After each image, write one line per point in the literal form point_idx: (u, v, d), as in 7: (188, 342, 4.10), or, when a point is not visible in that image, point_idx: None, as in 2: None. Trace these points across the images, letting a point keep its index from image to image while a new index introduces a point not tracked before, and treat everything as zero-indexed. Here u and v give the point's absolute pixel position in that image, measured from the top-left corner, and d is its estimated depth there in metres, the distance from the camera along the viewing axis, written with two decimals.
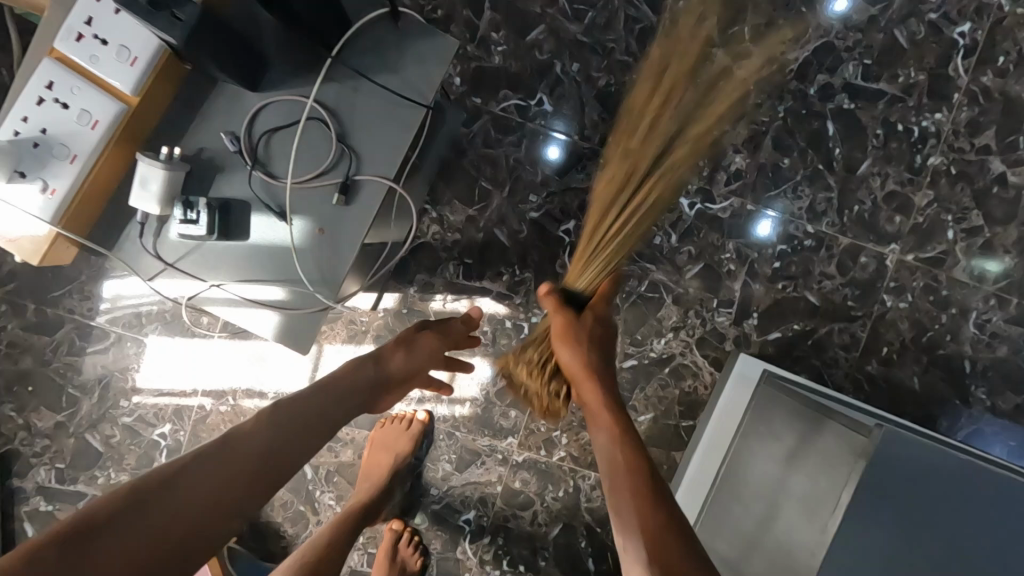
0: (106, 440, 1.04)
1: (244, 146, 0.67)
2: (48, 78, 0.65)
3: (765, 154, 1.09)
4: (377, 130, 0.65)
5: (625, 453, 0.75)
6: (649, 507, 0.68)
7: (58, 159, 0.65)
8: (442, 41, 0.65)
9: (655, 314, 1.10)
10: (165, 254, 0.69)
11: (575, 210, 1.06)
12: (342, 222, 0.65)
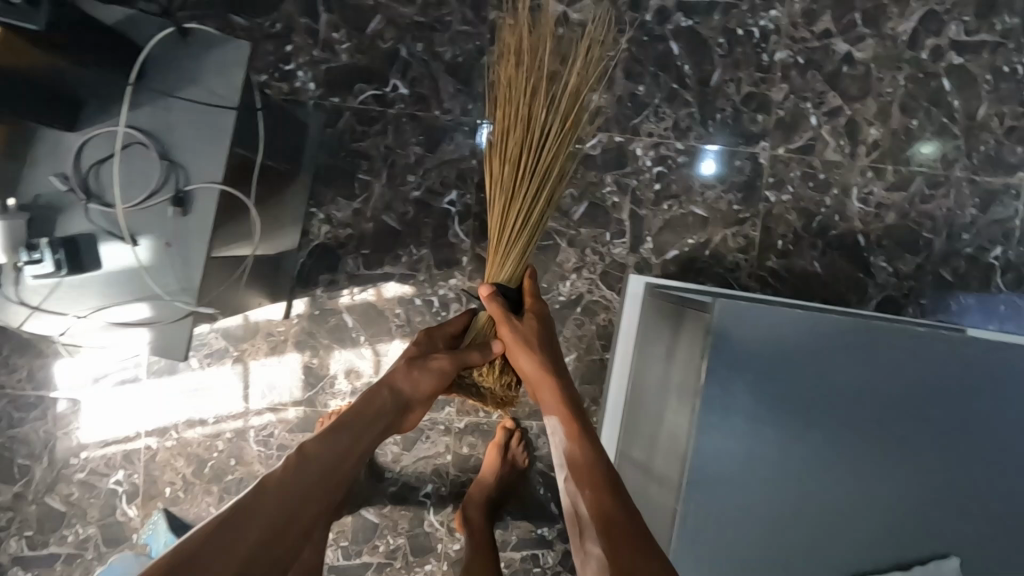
0: (66, 499, 1.09)
1: (73, 182, 0.77)
2: None
3: (620, 87, 1.12)
4: (195, 140, 0.76)
5: (593, 460, 0.74)
6: (610, 514, 0.69)
7: None
8: (232, 49, 0.78)
9: (555, 260, 1.14)
10: (29, 299, 0.80)
11: (453, 181, 1.11)
12: (184, 233, 0.75)
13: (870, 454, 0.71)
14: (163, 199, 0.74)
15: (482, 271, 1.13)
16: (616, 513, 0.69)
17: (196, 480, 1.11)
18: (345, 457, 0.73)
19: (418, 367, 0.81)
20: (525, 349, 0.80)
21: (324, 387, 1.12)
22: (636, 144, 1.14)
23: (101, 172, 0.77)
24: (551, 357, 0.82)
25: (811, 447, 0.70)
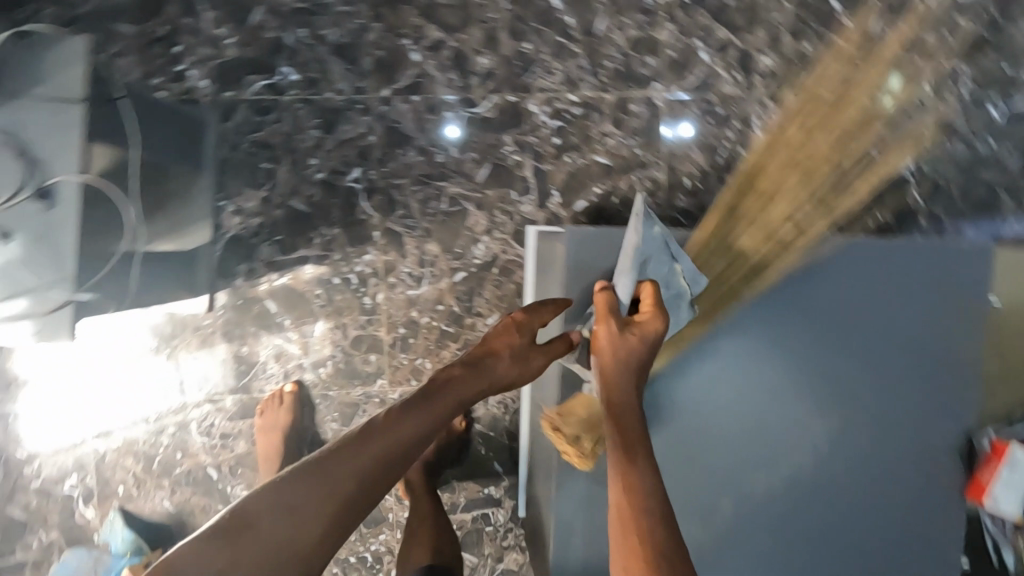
0: (27, 508, 1.14)
1: None
2: None
3: (507, 47, 1.14)
4: (43, 135, 0.72)
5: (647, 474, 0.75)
6: (665, 543, 0.71)
7: None
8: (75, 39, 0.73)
9: (465, 224, 1.16)
10: None
11: (355, 159, 1.14)
12: (56, 223, 0.73)
13: (784, 386, 0.90)
14: (17, 195, 0.71)
15: (395, 243, 1.16)
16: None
17: (147, 476, 1.16)
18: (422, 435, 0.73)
19: (518, 359, 0.83)
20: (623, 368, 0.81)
21: (257, 373, 1.16)
22: (531, 101, 1.16)
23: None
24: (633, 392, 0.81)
25: (793, 402, 0.90)
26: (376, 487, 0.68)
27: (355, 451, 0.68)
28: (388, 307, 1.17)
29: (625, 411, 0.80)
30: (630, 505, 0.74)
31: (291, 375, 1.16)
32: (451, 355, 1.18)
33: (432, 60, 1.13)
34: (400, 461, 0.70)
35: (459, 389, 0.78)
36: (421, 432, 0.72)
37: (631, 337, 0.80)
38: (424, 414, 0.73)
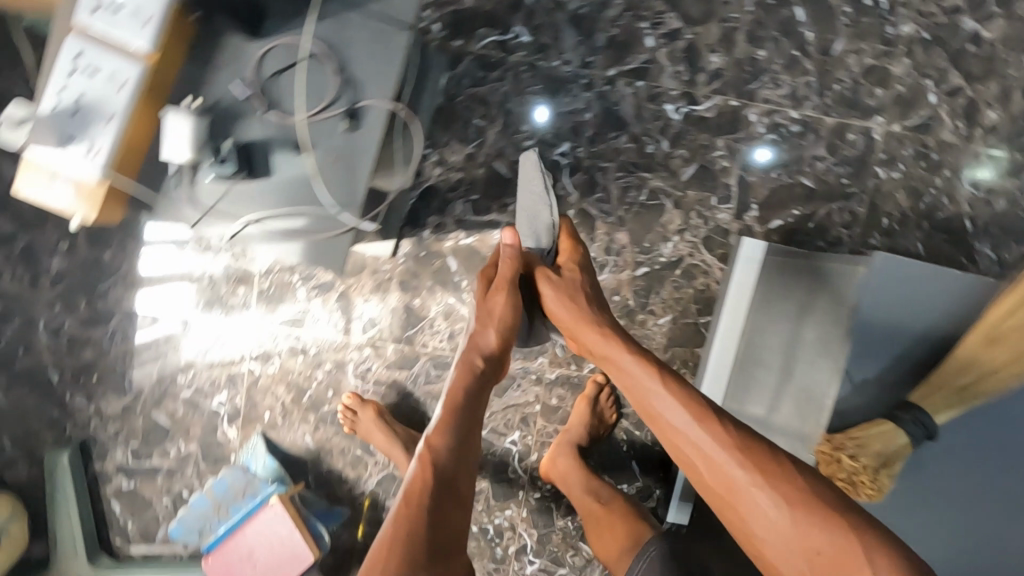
0: (172, 415, 1.13)
1: (253, 91, 0.73)
2: (79, 51, 0.70)
3: (741, 49, 1.11)
4: (370, 57, 0.72)
5: (729, 443, 0.69)
6: (725, 474, 0.68)
7: (98, 122, 0.71)
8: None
9: (659, 221, 1.14)
10: (203, 199, 0.75)
11: (567, 133, 1.11)
12: (356, 146, 0.72)
13: None
14: (334, 112, 0.71)
15: (587, 225, 1.14)
16: (753, 510, 0.65)
17: (295, 407, 1.15)
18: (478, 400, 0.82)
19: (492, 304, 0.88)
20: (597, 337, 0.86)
21: (423, 327, 1.14)
22: (752, 110, 1.13)
23: (276, 78, 0.73)
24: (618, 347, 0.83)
25: None
26: (452, 514, 0.70)
27: (418, 494, 0.70)
28: None
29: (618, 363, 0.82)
30: (684, 452, 0.72)
31: (455, 336, 1.15)
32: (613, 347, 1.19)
33: (666, 48, 1.10)
34: (464, 486, 0.73)
35: (470, 387, 0.81)
36: (461, 448, 0.75)
37: (489, 328, 0.87)
38: (454, 432, 0.75)
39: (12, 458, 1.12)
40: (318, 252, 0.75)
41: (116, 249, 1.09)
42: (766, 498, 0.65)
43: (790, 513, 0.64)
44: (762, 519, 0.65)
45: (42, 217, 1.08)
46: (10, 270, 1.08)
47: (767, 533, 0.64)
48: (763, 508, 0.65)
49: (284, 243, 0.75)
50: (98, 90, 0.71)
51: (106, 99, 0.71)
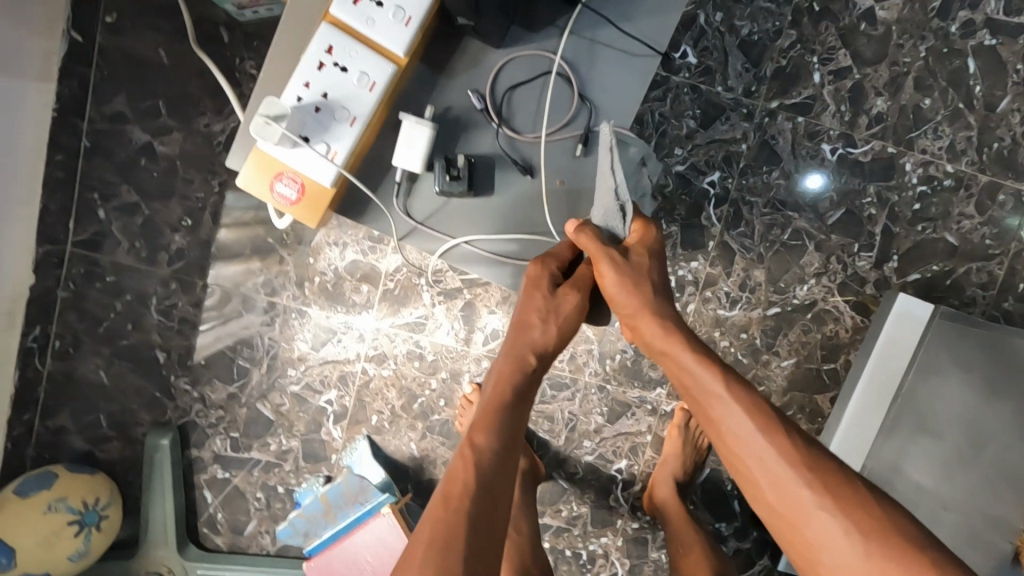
0: (278, 408, 1.09)
1: (488, 104, 0.86)
2: (330, 43, 0.72)
3: (907, 96, 1.07)
4: (617, 79, 0.87)
5: (801, 455, 0.67)
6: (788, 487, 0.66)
7: (340, 122, 0.73)
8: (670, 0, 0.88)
9: (799, 262, 1.11)
10: (415, 213, 0.88)
11: (719, 162, 1.07)
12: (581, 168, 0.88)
13: None
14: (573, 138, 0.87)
15: (724, 258, 1.10)
16: (819, 534, 0.63)
17: (403, 413, 1.11)
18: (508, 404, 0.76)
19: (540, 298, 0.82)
20: (655, 331, 0.79)
21: None
22: (908, 159, 1.09)
23: (512, 93, 0.87)
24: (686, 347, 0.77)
25: None
26: (495, 520, 0.64)
27: (458, 491, 0.65)
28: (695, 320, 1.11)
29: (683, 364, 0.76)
30: (749, 465, 0.69)
31: (576, 357, 1.11)
32: None
33: (831, 86, 1.06)
34: (503, 499, 0.67)
35: (508, 383, 0.77)
36: (505, 456, 0.70)
37: (547, 326, 0.81)
38: (497, 436, 0.71)
39: (106, 438, 1.07)
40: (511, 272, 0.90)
41: (241, 232, 1.04)
42: (821, 510, 0.63)
43: (858, 540, 0.61)
44: (821, 523, 0.63)
45: (167, 190, 1.01)
46: (127, 243, 1.02)
47: (834, 555, 0.62)
48: (827, 527, 0.63)
49: (489, 265, 0.90)
50: (342, 85, 0.72)
51: (348, 98, 0.73)
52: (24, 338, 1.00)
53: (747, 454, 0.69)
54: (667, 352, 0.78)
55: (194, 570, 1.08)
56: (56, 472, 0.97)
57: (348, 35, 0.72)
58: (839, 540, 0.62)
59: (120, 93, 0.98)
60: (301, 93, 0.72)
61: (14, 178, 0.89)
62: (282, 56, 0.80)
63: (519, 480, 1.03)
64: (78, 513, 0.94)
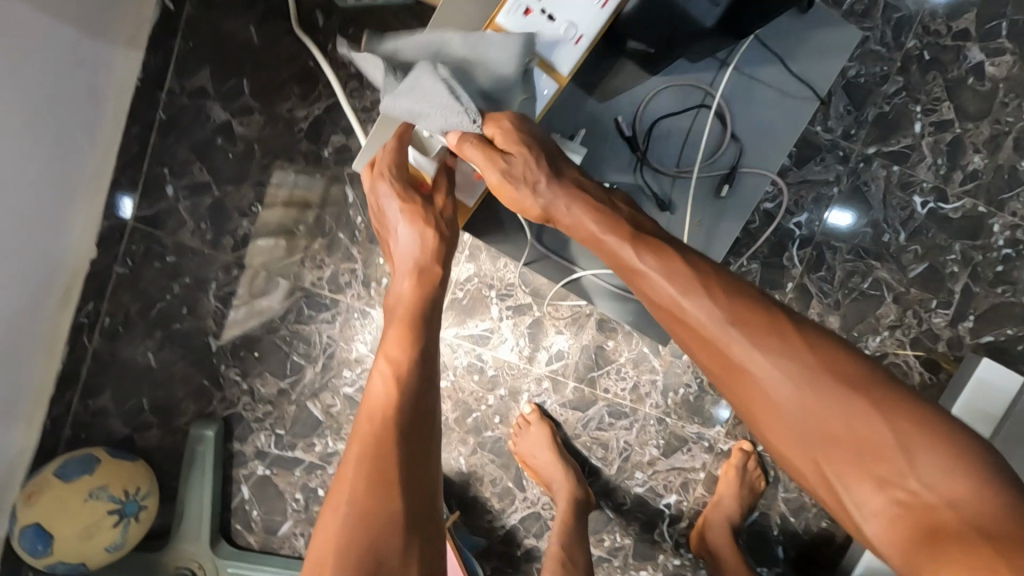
0: (327, 409, 1.04)
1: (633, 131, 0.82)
2: None
3: (1005, 155, 1.04)
4: (773, 121, 0.83)
5: (752, 327, 0.57)
6: (863, 426, 0.52)
7: None
8: (843, 36, 0.81)
9: (875, 312, 1.07)
10: (546, 245, 0.99)
11: (808, 202, 1.05)
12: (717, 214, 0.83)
13: None
14: (717, 174, 0.82)
15: (801, 301, 1.07)
16: (782, 400, 0.55)
17: (456, 426, 1.08)
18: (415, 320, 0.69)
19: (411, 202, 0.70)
20: (658, 257, 0.62)
21: (608, 371, 1.07)
22: (997, 220, 1.05)
23: (661, 124, 0.82)
24: (704, 277, 0.60)
25: None
26: (423, 446, 0.62)
27: (380, 414, 0.62)
28: None
29: (706, 295, 0.59)
30: (754, 386, 0.56)
31: (639, 386, 1.08)
32: None
33: (931, 138, 1.04)
34: (429, 431, 0.63)
35: (427, 315, 0.70)
36: (419, 367, 0.67)
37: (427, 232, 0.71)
38: (417, 344, 0.67)
39: (146, 424, 1.02)
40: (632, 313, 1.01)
41: (312, 224, 0.99)
42: (786, 365, 0.55)
43: (820, 393, 0.53)
44: (793, 399, 0.54)
45: (241, 174, 0.98)
46: (192, 223, 0.98)
47: (797, 413, 0.54)
48: (787, 383, 0.54)
49: (612, 304, 1.02)
50: (501, 88, 0.65)
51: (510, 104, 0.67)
52: (77, 312, 0.97)
53: (717, 345, 0.58)
54: (672, 282, 0.61)
55: (223, 569, 1.03)
56: (98, 457, 0.92)
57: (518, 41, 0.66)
58: (803, 398, 0.54)
59: (206, 69, 0.95)
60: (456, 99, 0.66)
61: (91, 146, 0.90)
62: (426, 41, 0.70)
63: (569, 513, 0.99)
64: (118, 502, 0.90)
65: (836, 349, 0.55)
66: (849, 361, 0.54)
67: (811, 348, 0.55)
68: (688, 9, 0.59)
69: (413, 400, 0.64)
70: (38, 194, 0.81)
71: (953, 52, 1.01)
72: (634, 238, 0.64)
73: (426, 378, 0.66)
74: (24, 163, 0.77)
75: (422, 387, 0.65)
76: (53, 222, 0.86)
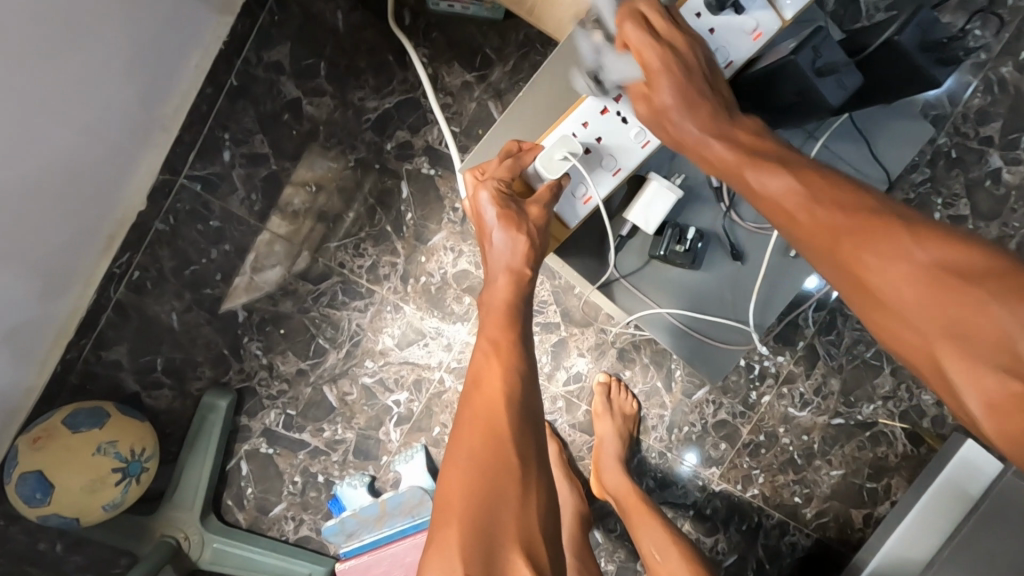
0: (343, 397, 1.04)
1: None
2: (618, 90, 0.71)
3: None
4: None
5: (783, 185, 0.56)
6: (915, 277, 0.45)
7: (605, 170, 0.73)
8: (921, 126, 0.79)
9: (873, 380, 1.12)
10: (620, 267, 0.88)
11: None
12: None
13: None
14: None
15: (809, 360, 1.13)
16: (852, 251, 0.49)
17: None
18: (510, 305, 0.73)
19: (503, 209, 0.70)
20: (775, 169, 0.58)
21: None
22: None
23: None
24: (822, 187, 0.54)
25: None
26: (534, 416, 0.67)
27: (495, 386, 0.66)
28: (766, 411, 1.13)
29: (817, 203, 0.54)
30: (809, 238, 0.53)
31: (647, 418, 1.12)
32: (784, 482, 1.15)
33: None
34: (533, 397, 0.68)
35: (520, 300, 0.74)
36: (520, 344, 0.71)
37: (517, 234, 0.70)
38: (517, 325, 0.72)
39: (157, 385, 1.01)
40: (689, 348, 0.90)
41: (361, 211, 1.00)
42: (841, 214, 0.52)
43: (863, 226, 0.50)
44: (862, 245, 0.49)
45: (302, 153, 0.99)
46: (243, 193, 0.98)
47: (875, 255, 0.48)
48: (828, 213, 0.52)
49: (672, 336, 0.89)
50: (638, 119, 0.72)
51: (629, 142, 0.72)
52: (111, 261, 0.96)
53: (771, 189, 0.57)
54: (794, 193, 0.55)
55: (210, 543, 1.01)
56: (109, 411, 0.90)
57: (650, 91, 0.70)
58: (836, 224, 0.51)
59: (289, 46, 0.97)
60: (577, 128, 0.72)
61: (166, 102, 0.91)
62: (559, 65, 0.74)
63: (573, 530, 1.02)
64: (124, 461, 0.88)
65: (956, 234, 0.46)
66: (933, 242, 0.46)
67: (914, 235, 0.47)
68: (817, 88, 0.62)
69: (520, 375, 0.68)
70: (110, 138, 0.83)
71: (976, 154, 1.10)
72: (688, 114, 0.65)
73: (526, 354, 0.71)
74: (100, 107, 0.78)
75: (521, 362, 0.70)
76: (117, 169, 0.87)
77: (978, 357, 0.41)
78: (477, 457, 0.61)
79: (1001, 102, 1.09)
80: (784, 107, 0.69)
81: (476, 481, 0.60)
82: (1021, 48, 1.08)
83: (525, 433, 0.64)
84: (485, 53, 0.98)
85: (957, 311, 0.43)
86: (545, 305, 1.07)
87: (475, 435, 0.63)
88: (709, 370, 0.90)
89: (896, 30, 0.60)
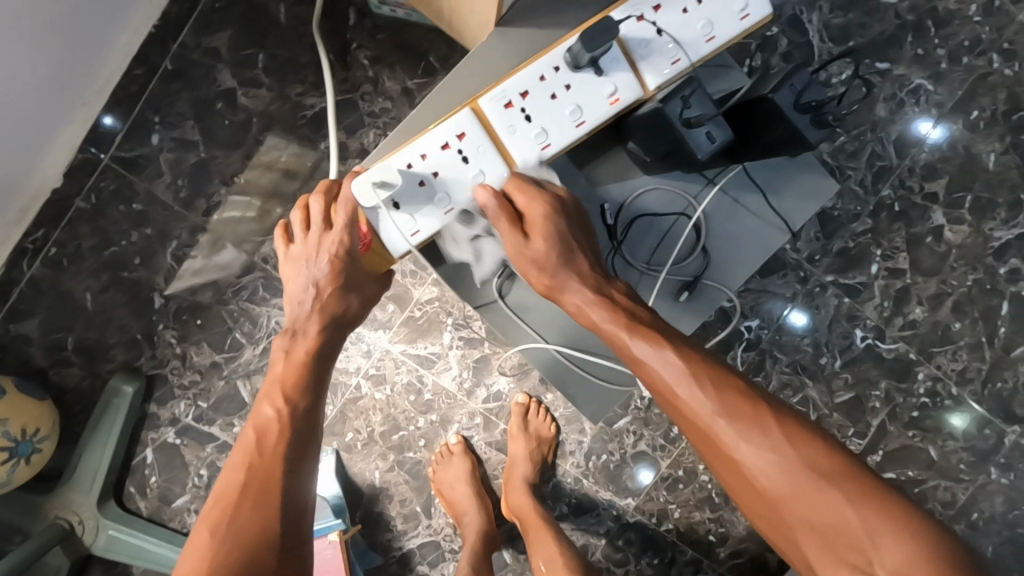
0: (256, 393, 1.02)
1: (614, 222, 0.77)
2: (462, 130, 0.66)
3: (943, 313, 1.11)
4: (742, 245, 0.79)
5: (666, 374, 0.62)
6: (753, 455, 0.57)
7: (437, 206, 0.66)
8: (826, 182, 0.78)
9: None
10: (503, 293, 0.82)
11: (761, 312, 1.12)
12: (672, 314, 0.80)
13: None
14: (678, 280, 0.79)
15: None
16: (746, 449, 0.57)
17: (380, 441, 1.08)
18: (309, 360, 0.73)
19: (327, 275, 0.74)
20: (655, 346, 0.64)
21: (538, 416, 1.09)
22: (923, 368, 1.12)
23: (638, 223, 0.77)
24: (689, 359, 0.63)
25: None
26: (306, 476, 0.66)
27: (271, 444, 0.66)
28: (687, 447, 1.12)
29: (694, 388, 0.61)
30: (745, 437, 0.57)
31: (565, 443, 1.11)
32: (701, 520, 1.13)
33: (883, 281, 1.11)
34: (312, 452, 0.69)
35: (322, 352, 0.75)
36: (310, 402, 0.71)
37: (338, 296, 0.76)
38: (312, 384, 0.72)
39: (65, 363, 0.99)
40: (572, 385, 0.85)
41: (288, 208, 0.99)
42: (753, 433, 0.57)
43: (836, 496, 0.53)
44: (711, 398, 0.60)
45: (233, 143, 0.97)
46: (169, 177, 0.97)
47: (756, 459, 0.57)
48: (765, 450, 0.56)
49: (558, 372, 0.84)
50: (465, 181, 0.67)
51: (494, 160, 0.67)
52: (25, 235, 0.94)
53: (651, 380, 0.64)
54: (671, 376, 0.62)
55: (104, 529, 0.98)
56: (5, 387, 0.88)
57: (512, 106, 0.65)
58: (773, 463, 0.56)
59: (228, 34, 0.95)
60: (449, 139, 0.66)
61: (87, 77, 0.90)
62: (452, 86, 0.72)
63: (476, 546, 1.00)
64: (13, 441, 0.86)
65: (824, 441, 0.57)
66: (817, 445, 0.56)
67: (789, 438, 0.57)
68: (686, 140, 0.61)
69: (296, 432, 0.68)
70: (27, 109, 0.82)
71: (920, 209, 1.09)
72: (630, 326, 0.66)
73: (312, 411, 0.71)
74: (12, 79, 0.76)
75: (304, 419, 0.70)
76: (31, 140, 0.86)
77: (838, 559, 0.52)
78: (232, 522, 0.59)
79: (949, 159, 1.08)
80: (663, 153, 0.67)
81: (227, 547, 0.57)
82: (973, 107, 1.07)
83: (293, 496, 0.63)
84: (428, 60, 0.97)
85: (815, 501, 0.54)
86: (471, 319, 1.06)
87: (236, 496, 0.61)
88: (590, 410, 0.86)
89: (772, 88, 0.59)
